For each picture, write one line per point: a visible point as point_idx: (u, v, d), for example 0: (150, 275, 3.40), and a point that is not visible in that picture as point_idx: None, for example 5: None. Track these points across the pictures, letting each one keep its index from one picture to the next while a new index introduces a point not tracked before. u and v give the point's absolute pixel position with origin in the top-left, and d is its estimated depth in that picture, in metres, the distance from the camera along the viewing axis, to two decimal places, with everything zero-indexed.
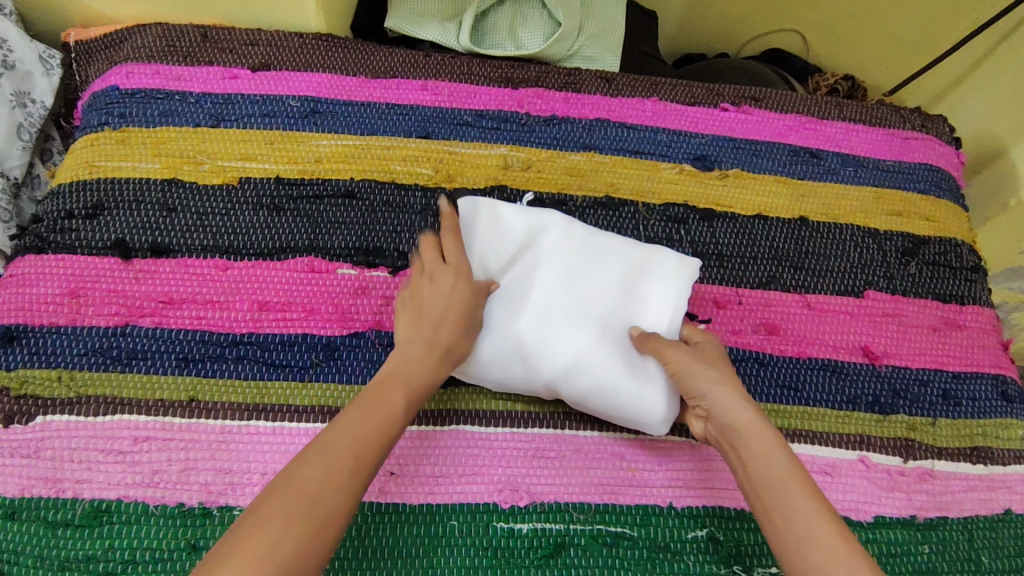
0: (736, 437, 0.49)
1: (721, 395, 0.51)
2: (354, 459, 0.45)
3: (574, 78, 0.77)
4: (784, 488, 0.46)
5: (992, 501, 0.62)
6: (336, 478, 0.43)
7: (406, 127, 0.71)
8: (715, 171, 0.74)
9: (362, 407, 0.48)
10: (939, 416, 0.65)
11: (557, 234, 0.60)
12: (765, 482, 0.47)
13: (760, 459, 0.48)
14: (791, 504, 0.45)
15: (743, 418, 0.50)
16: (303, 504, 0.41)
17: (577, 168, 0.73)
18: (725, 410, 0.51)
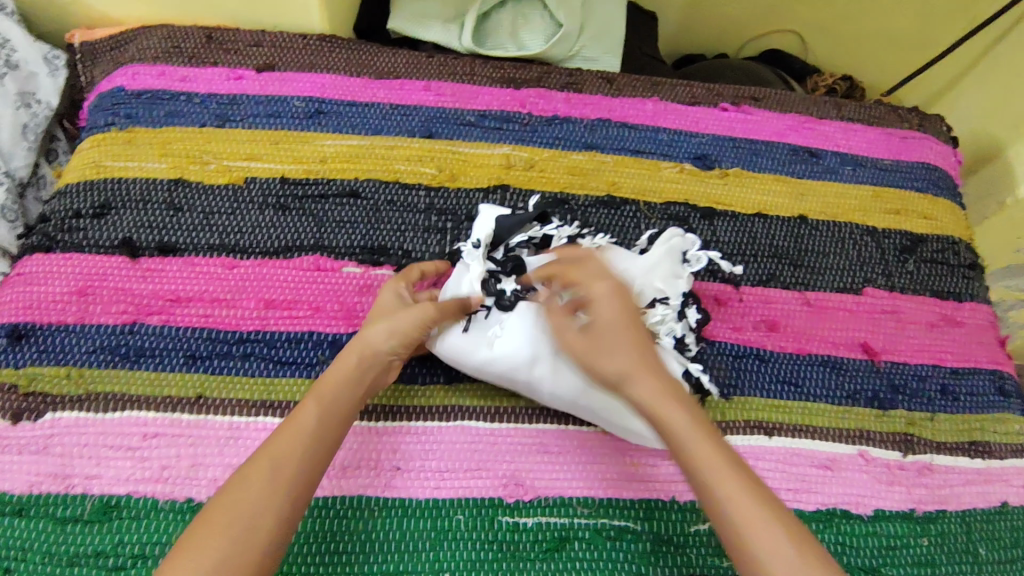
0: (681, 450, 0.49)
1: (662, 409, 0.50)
2: (267, 472, 0.46)
3: (576, 78, 0.78)
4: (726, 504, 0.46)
5: (990, 494, 0.63)
6: (257, 495, 0.45)
7: (410, 127, 0.72)
8: (716, 170, 0.75)
9: (278, 428, 0.49)
10: (938, 411, 0.66)
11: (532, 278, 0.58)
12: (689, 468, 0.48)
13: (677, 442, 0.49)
14: (719, 489, 0.46)
15: (650, 397, 0.51)
16: (224, 524, 0.44)
17: (579, 167, 0.73)
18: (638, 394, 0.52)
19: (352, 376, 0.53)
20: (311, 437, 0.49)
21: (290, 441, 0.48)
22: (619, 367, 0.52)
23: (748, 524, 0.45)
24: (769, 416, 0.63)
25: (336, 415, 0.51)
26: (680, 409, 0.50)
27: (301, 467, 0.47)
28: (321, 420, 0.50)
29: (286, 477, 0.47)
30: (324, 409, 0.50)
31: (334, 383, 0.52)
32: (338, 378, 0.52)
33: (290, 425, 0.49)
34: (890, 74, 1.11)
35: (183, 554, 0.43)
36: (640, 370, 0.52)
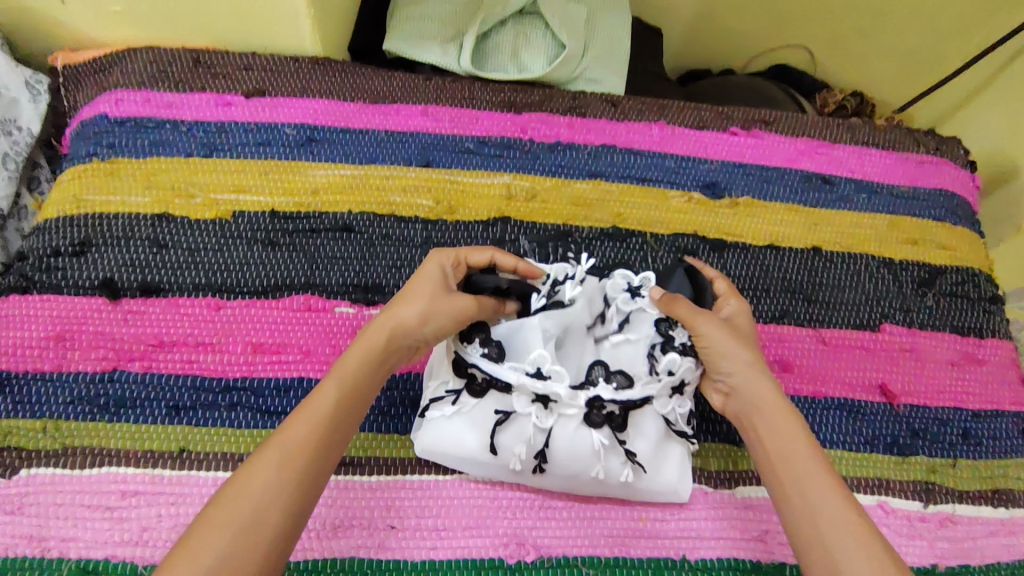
0: (757, 415, 0.50)
1: (748, 377, 0.51)
2: (282, 457, 0.43)
3: (579, 102, 0.76)
4: (798, 471, 0.47)
5: (1015, 547, 0.59)
6: (268, 484, 0.41)
7: (407, 154, 0.70)
8: (726, 199, 0.73)
9: (295, 410, 0.46)
10: (960, 456, 0.63)
11: (522, 403, 0.51)
12: (789, 464, 0.48)
13: (781, 443, 0.49)
14: (803, 479, 0.47)
15: (768, 399, 0.50)
16: (233, 509, 0.40)
17: (583, 197, 0.71)
18: (750, 389, 0.51)
19: (374, 353, 0.48)
20: (327, 425, 0.45)
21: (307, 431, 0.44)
22: (736, 362, 0.52)
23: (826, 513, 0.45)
24: None
25: (359, 393, 0.47)
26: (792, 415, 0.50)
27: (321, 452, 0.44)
28: (343, 395, 0.46)
29: (303, 463, 0.43)
30: (345, 397, 0.46)
31: (353, 362, 0.48)
32: (360, 354, 0.48)
33: (308, 407, 0.45)
34: (901, 91, 1.08)
35: (186, 545, 0.39)
36: (759, 371, 0.51)
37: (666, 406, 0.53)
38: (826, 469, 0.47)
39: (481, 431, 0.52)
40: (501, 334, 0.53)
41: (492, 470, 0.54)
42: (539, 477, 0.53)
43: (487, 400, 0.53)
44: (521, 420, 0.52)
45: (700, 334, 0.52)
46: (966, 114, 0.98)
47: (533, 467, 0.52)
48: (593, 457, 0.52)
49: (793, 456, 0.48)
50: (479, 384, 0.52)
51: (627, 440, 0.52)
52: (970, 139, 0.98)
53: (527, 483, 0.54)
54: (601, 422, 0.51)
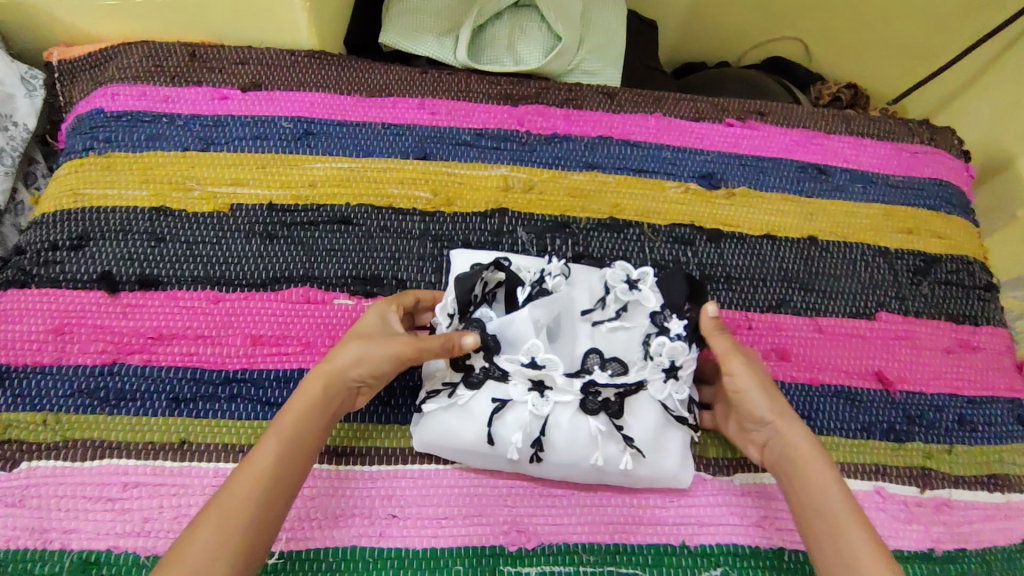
0: (792, 465, 0.51)
1: (782, 428, 0.52)
2: (230, 505, 0.43)
3: (575, 94, 0.76)
4: (831, 521, 0.47)
5: (1011, 531, 0.60)
6: (209, 540, 0.41)
7: (404, 147, 0.70)
8: (722, 189, 0.73)
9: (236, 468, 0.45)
10: (955, 442, 0.63)
11: (519, 392, 0.52)
12: (821, 515, 0.48)
13: (814, 492, 0.49)
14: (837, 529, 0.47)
15: (803, 454, 0.51)
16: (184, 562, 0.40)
17: (580, 188, 0.71)
18: (784, 439, 0.52)
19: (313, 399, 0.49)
20: (270, 475, 0.45)
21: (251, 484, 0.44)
22: (770, 411, 0.53)
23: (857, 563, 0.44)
24: None
25: (306, 437, 0.48)
26: (824, 466, 0.50)
27: (269, 495, 0.45)
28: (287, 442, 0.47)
29: (249, 508, 0.43)
30: (284, 446, 0.47)
31: (294, 411, 0.48)
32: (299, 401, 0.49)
33: (248, 463, 0.45)
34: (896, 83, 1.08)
35: None
36: (792, 422, 0.53)
37: (663, 391, 0.53)
38: (858, 520, 0.47)
39: (478, 422, 0.53)
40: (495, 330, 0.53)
41: (489, 458, 0.54)
42: (538, 466, 0.54)
43: (484, 391, 0.53)
44: (519, 408, 0.52)
45: (738, 379, 0.54)
46: (960, 105, 0.99)
47: (531, 456, 0.53)
48: (591, 443, 0.52)
49: (823, 509, 0.48)
50: (477, 375, 0.53)
51: (624, 426, 0.53)
52: (964, 129, 0.98)
53: (524, 470, 0.54)
54: (598, 409, 0.52)
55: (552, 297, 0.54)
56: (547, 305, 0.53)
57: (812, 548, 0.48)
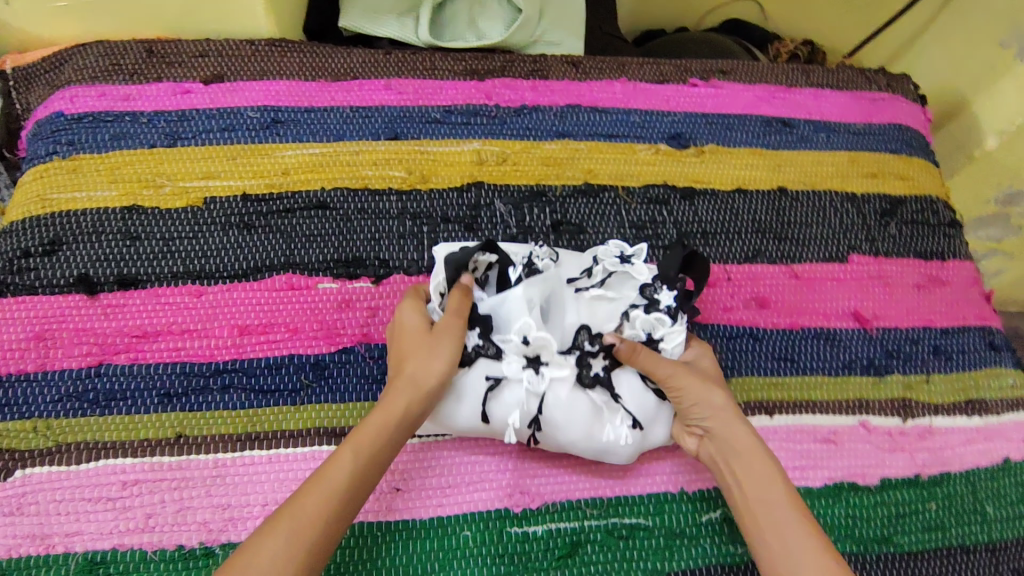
0: (737, 461, 0.51)
1: (726, 425, 0.52)
2: (296, 525, 0.44)
3: (540, 65, 0.77)
4: (775, 518, 0.48)
5: (991, 451, 0.62)
6: (274, 558, 0.42)
7: (374, 129, 0.70)
8: (691, 148, 0.74)
9: (312, 479, 0.47)
10: (933, 372, 0.65)
11: (514, 370, 0.52)
12: (766, 514, 0.49)
13: (760, 491, 0.50)
14: (783, 528, 0.48)
15: (746, 449, 0.52)
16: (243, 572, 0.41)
17: (553, 157, 0.71)
18: (729, 435, 0.52)
19: (393, 417, 0.50)
20: (340, 499, 0.46)
21: (321, 503, 0.45)
22: (712, 409, 0.53)
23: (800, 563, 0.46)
24: (768, 395, 0.62)
25: (379, 459, 0.49)
26: (769, 462, 0.51)
27: (336, 521, 0.45)
28: (360, 464, 0.47)
29: (315, 531, 0.44)
30: (359, 468, 0.47)
31: (374, 429, 0.49)
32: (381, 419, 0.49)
33: (323, 478, 0.46)
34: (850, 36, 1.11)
35: None
36: (732, 417, 0.53)
37: None
38: (803, 518, 0.49)
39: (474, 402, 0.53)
40: (488, 307, 0.54)
41: (487, 434, 0.54)
42: (535, 440, 0.54)
43: (477, 367, 0.53)
44: (515, 385, 0.53)
45: (675, 387, 0.53)
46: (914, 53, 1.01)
47: (528, 431, 0.53)
48: (586, 415, 0.53)
49: (770, 506, 0.49)
50: (471, 352, 0.53)
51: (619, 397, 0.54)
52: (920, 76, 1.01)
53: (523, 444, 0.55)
54: (591, 382, 0.53)
55: (544, 273, 0.55)
56: (540, 283, 0.54)
57: (754, 541, 0.49)
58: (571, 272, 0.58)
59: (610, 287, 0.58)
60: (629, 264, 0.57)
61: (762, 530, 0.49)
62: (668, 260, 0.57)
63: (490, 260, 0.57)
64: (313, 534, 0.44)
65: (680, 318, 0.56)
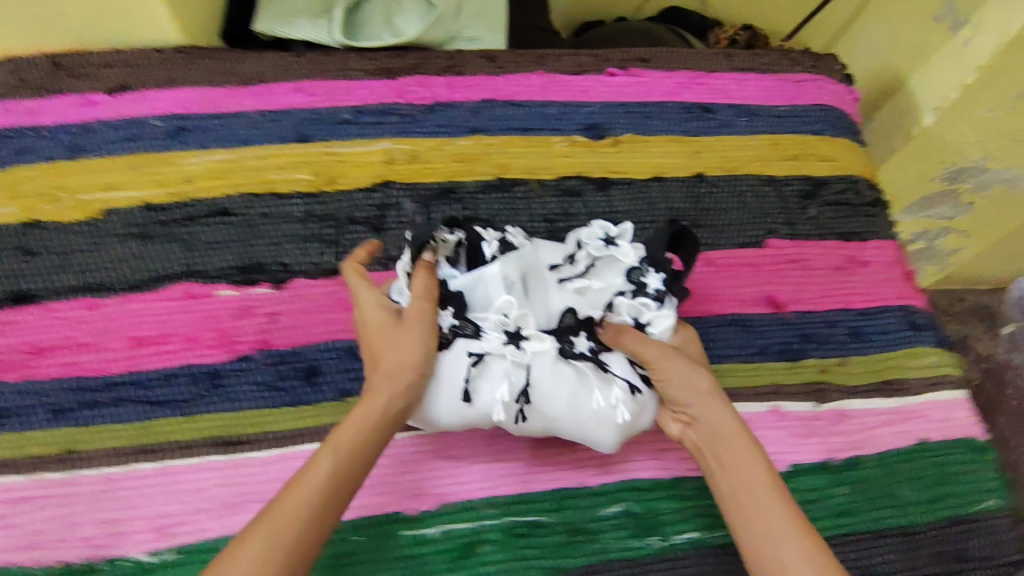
0: (720, 445, 0.50)
1: (710, 408, 0.51)
2: (274, 532, 0.41)
3: (455, 61, 0.76)
4: (758, 504, 0.47)
5: (906, 433, 0.61)
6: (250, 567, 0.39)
7: (281, 132, 0.69)
8: (608, 138, 0.73)
9: (289, 484, 0.44)
10: (849, 354, 0.64)
11: (498, 345, 0.52)
12: (750, 500, 0.47)
13: (744, 476, 0.48)
14: (766, 514, 0.46)
15: (729, 433, 0.50)
16: None
17: (465, 153, 0.70)
18: (713, 419, 0.51)
19: (376, 414, 0.48)
20: (322, 500, 0.44)
21: (299, 506, 0.43)
22: (694, 392, 0.52)
23: (784, 551, 0.45)
24: None
25: (364, 455, 0.47)
26: (754, 450, 0.50)
27: (322, 520, 0.43)
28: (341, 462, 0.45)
29: (296, 537, 0.42)
30: (339, 465, 0.45)
31: (354, 426, 0.47)
32: (362, 415, 0.47)
33: (300, 481, 0.44)
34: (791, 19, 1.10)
35: None
36: (716, 401, 0.51)
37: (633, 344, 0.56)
38: (786, 503, 0.47)
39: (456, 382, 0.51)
40: (460, 285, 0.55)
41: (474, 418, 0.52)
42: (522, 421, 0.52)
43: (456, 349, 0.52)
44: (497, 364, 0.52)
45: (658, 370, 0.52)
46: None
47: (515, 411, 0.51)
48: (572, 389, 0.52)
49: (753, 491, 0.47)
50: (449, 334, 0.52)
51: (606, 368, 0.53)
52: None
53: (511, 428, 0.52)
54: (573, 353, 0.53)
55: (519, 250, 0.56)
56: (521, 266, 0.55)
57: (734, 525, 0.48)
58: (554, 259, 0.59)
59: (595, 272, 0.58)
60: (613, 247, 0.58)
61: (747, 516, 0.47)
62: (654, 242, 0.59)
63: (459, 240, 0.57)
64: (295, 540, 0.41)
65: (669, 302, 0.56)
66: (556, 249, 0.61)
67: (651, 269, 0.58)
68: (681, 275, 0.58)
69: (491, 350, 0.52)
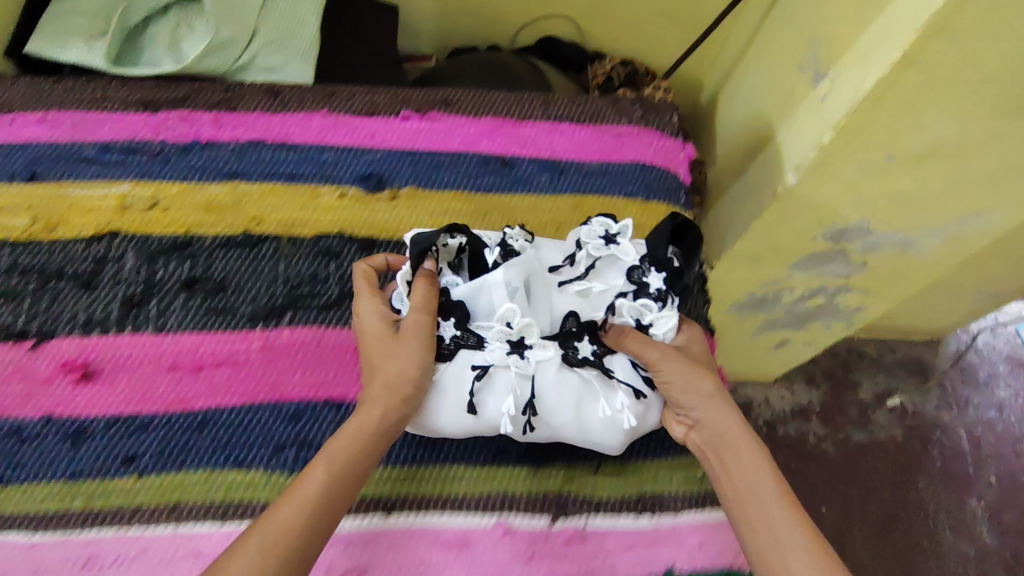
0: (723, 447, 0.49)
1: (712, 408, 0.50)
2: (267, 539, 0.41)
3: (231, 94, 0.68)
4: (765, 504, 0.45)
5: (651, 560, 0.53)
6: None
7: (11, 169, 0.63)
8: (385, 192, 0.66)
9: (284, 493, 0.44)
10: (604, 461, 0.57)
11: (503, 358, 0.51)
12: (754, 502, 0.46)
13: (747, 477, 0.47)
14: (769, 516, 0.45)
15: (732, 434, 0.49)
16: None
17: (214, 202, 0.63)
18: (714, 422, 0.50)
19: (373, 426, 0.48)
20: (316, 509, 0.43)
21: (289, 515, 0.42)
22: (697, 395, 0.51)
23: (789, 555, 0.43)
24: (392, 489, 0.54)
25: (367, 462, 0.47)
26: (756, 452, 0.48)
27: (323, 527, 0.43)
28: (345, 469, 0.45)
29: (288, 544, 0.41)
30: (336, 473, 0.45)
31: (351, 436, 0.47)
32: (365, 422, 0.47)
33: (295, 491, 0.44)
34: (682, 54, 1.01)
35: None
36: (722, 403, 0.51)
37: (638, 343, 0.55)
38: (791, 507, 0.45)
39: (461, 394, 0.51)
40: (461, 293, 0.54)
41: (478, 428, 0.53)
42: (531, 430, 0.53)
43: (459, 361, 0.52)
44: (502, 374, 0.51)
45: (660, 372, 0.52)
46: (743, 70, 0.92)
47: (523, 423, 0.52)
48: (576, 395, 0.52)
49: (756, 491, 0.46)
50: (449, 345, 0.52)
51: (609, 377, 0.53)
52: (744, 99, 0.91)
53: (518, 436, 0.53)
54: (579, 362, 0.53)
55: (519, 256, 0.54)
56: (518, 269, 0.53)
57: (737, 524, 0.46)
58: (553, 259, 0.58)
59: (597, 273, 0.57)
60: (613, 246, 0.56)
61: (745, 516, 0.45)
62: (655, 240, 0.55)
63: (461, 243, 0.56)
64: (297, 543, 0.41)
65: (670, 301, 0.55)
66: (556, 247, 0.59)
67: (654, 267, 0.56)
68: (684, 272, 0.56)
69: (500, 362, 0.51)
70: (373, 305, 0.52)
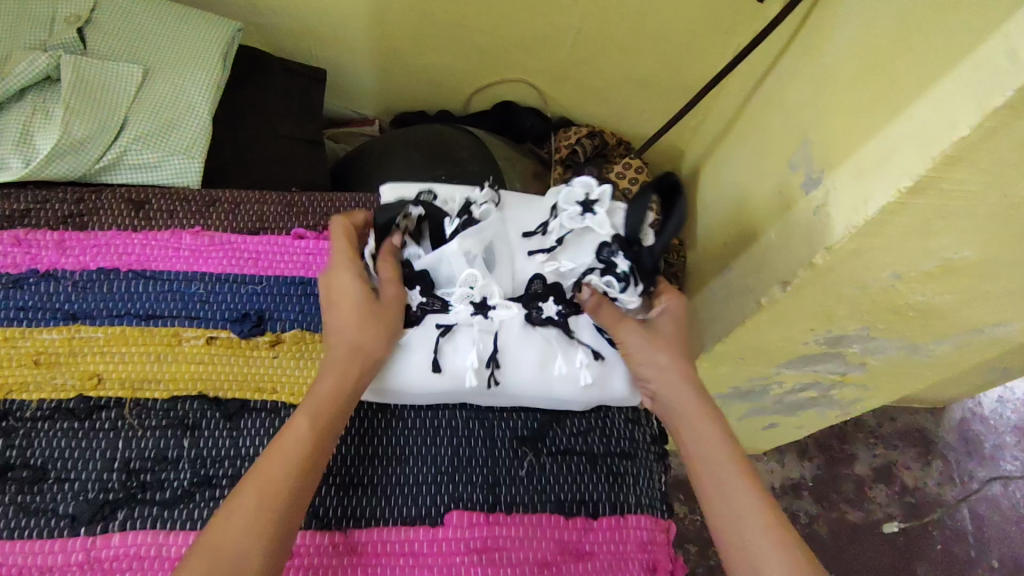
0: (679, 421, 0.47)
1: (670, 378, 0.47)
2: (258, 506, 0.39)
3: (83, 206, 0.55)
4: (722, 478, 0.43)
5: None
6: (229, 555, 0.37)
7: None
8: (264, 336, 0.53)
9: (264, 453, 0.42)
10: None
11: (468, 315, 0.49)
12: (711, 477, 0.44)
13: (702, 450, 0.45)
14: (728, 490, 0.43)
15: (689, 408, 0.46)
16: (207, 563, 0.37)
17: (46, 355, 0.51)
18: (670, 395, 0.47)
19: (344, 392, 0.45)
20: (298, 471, 0.41)
21: (267, 505, 0.39)
22: (655, 366, 0.48)
23: (749, 531, 0.41)
24: None
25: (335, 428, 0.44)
26: (716, 424, 0.46)
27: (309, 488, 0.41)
28: (320, 433, 0.43)
29: (278, 506, 0.40)
30: (318, 426, 0.43)
31: (324, 397, 0.44)
32: (340, 376, 0.45)
33: (277, 450, 0.42)
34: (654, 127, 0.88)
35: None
36: (682, 372, 0.48)
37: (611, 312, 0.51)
38: (744, 471, 0.44)
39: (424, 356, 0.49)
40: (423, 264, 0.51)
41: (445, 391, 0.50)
42: (498, 390, 0.50)
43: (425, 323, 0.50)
44: (465, 332, 0.50)
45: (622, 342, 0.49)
46: (722, 149, 0.79)
47: (489, 379, 0.49)
48: (541, 353, 0.50)
49: (711, 464, 0.44)
50: (416, 310, 0.50)
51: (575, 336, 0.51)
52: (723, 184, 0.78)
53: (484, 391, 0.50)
54: (544, 321, 0.50)
55: (480, 224, 0.52)
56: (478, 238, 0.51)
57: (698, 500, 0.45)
58: (530, 226, 0.54)
59: (568, 246, 0.52)
60: (589, 216, 0.50)
61: (704, 494, 0.44)
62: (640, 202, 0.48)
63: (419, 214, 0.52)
64: (287, 503, 0.40)
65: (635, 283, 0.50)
66: (533, 211, 0.55)
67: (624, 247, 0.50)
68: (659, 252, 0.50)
69: (465, 322, 0.50)
70: (343, 255, 0.48)
